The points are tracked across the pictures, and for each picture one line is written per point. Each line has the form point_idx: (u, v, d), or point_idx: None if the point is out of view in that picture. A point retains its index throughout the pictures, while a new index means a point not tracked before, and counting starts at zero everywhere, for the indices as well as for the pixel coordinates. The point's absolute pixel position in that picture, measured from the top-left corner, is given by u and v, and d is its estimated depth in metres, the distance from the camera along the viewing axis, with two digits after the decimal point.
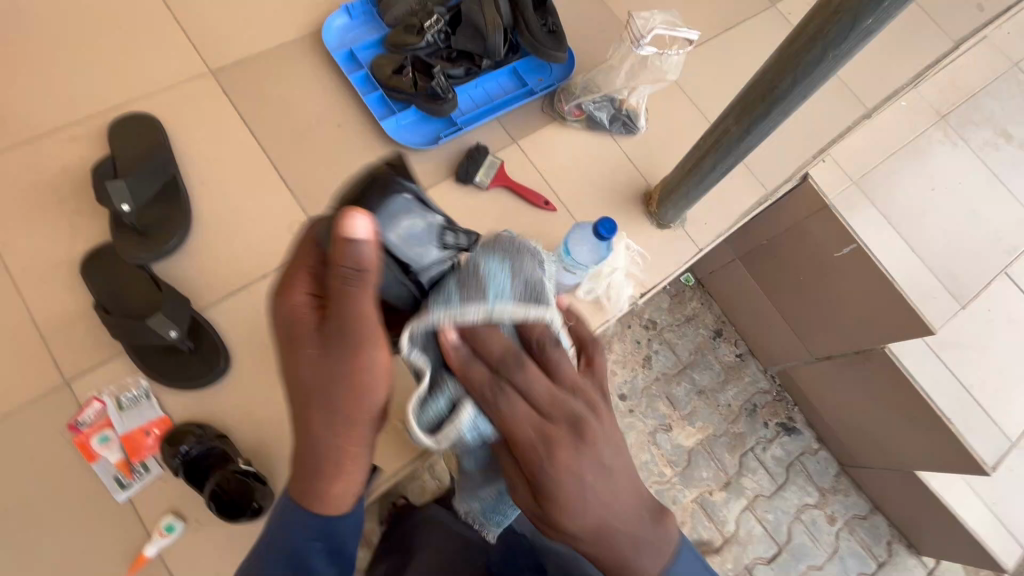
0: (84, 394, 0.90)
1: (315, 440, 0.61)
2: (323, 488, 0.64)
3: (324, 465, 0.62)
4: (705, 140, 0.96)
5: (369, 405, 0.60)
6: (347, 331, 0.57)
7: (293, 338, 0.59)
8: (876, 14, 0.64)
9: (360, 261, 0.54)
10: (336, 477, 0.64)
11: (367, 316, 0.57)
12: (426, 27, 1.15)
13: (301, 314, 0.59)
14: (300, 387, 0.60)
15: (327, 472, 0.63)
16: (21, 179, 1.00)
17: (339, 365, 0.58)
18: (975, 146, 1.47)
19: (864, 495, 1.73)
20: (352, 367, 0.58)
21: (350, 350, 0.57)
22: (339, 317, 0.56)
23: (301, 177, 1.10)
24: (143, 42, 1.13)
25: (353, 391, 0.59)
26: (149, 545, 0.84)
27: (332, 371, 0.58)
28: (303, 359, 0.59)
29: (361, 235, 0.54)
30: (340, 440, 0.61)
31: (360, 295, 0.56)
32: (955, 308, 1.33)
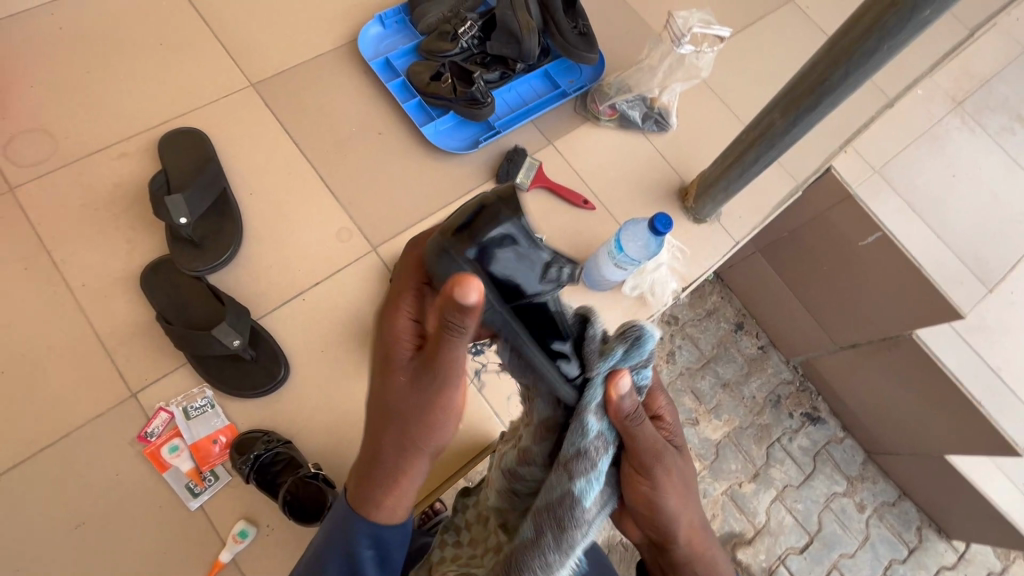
0: (150, 405, 0.92)
1: (384, 455, 0.63)
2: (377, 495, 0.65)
3: (386, 476, 0.64)
4: (749, 133, 0.98)
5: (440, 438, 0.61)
6: (442, 379, 0.55)
7: (387, 358, 0.60)
8: (934, 5, 0.65)
9: (468, 325, 0.48)
10: (392, 490, 0.64)
11: (454, 371, 0.54)
12: (460, 33, 1.18)
13: (403, 342, 0.59)
14: (385, 405, 0.61)
15: (386, 486, 0.64)
16: (76, 196, 1.01)
17: (421, 403, 0.58)
18: (992, 132, 1.50)
19: (891, 481, 1.74)
20: (433, 409, 0.58)
21: (435, 392, 0.56)
22: (435, 365, 0.53)
23: (346, 185, 1.12)
24: (186, 58, 1.15)
25: (432, 423, 0.59)
26: (223, 551, 0.85)
27: (417, 405, 0.58)
28: (392, 381, 0.60)
29: (474, 302, 0.46)
30: (404, 462, 0.63)
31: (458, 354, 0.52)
32: (983, 292, 1.35)
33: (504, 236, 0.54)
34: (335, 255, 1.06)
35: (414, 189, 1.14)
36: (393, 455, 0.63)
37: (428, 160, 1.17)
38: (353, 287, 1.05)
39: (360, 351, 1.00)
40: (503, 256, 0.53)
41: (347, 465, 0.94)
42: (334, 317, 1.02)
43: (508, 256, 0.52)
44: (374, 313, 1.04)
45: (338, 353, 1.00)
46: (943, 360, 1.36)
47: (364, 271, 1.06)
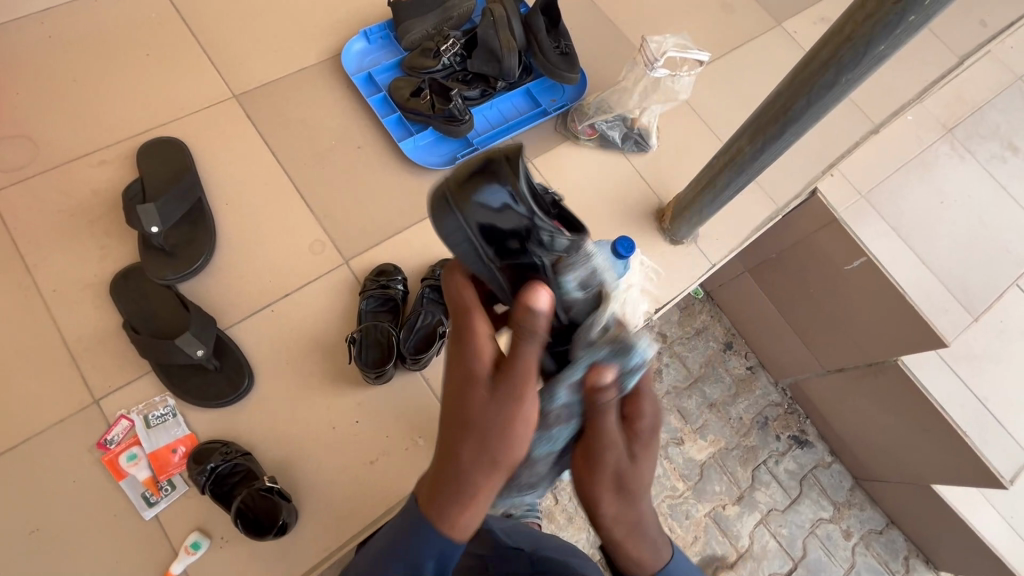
0: (112, 412, 0.92)
1: (459, 480, 0.50)
2: (450, 515, 0.51)
3: (458, 506, 0.50)
4: (718, 157, 0.98)
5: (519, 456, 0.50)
6: (519, 377, 0.49)
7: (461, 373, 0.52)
8: (889, 40, 0.66)
9: (538, 326, 0.49)
10: (464, 513, 0.50)
11: (528, 364, 0.49)
12: (442, 50, 1.19)
13: (481, 351, 0.52)
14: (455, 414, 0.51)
15: (455, 509, 0.50)
16: (53, 202, 1.03)
17: (499, 416, 0.49)
18: (981, 159, 1.49)
19: (880, 508, 1.71)
20: (511, 422, 0.49)
21: (515, 398, 0.49)
22: (512, 364, 0.49)
23: (322, 197, 1.13)
24: (171, 68, 1.17)
25: (510, 441, 0.49)
26: (175, 562, 0.85)
27: (496, 418, 0.49)
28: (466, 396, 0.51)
29: (543, 305, 0.50)
30: (481, 484, 0.50)
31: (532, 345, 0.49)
32: (967, 320, 1.33)
33: (507, 203, 0.60)
34: (308, 267, 1.07)
35: (391, 203, 1.15)
36: (471, 481, 0.50)
37: (406, 175, 1.18)
38: (324, 299, 1.05)
39: (327, 364, 1.01)
40: (487, 209, 0.59)
41: (306, 477, 0.94)
42: (303, 328, 1.02)
43: (496, 211, 0.59)
44: (343, 326, 1.04)
45: (305, 365, 1.00)
46: (925, 388, 1.35)
47: (336, 283, 1.07)
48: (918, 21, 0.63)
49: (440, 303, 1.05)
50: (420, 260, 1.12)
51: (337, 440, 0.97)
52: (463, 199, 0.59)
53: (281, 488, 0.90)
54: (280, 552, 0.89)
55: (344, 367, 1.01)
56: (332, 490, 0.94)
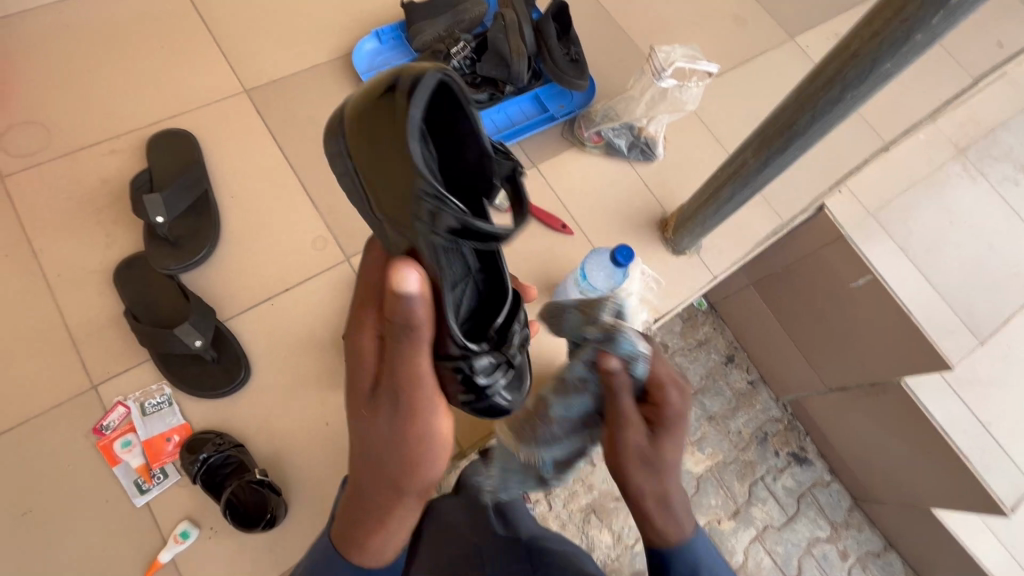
0: (109, 398, 0.93)
1: (372, 481, 0.65)
2: (370, 514, 0.65)
3: (378, 502, 0.65)
4: (722, 170, 0.98)
5: (419, 455, 0.62)
6: (398, 391, 0.59)
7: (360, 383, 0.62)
8: (895, 58, 0.66)
9: (411, 321, 0.54)
10: (382, 509, 0.65)
11: (410, 378, 0.58)
12: (452, 53, 1.20)
13: (368, 367, 0.61)
14: (364, 434, 0.62)
15: (377, 504, 0.65)
16: (62, 188, 1.04)
17: (394, 426, 0.61)
18: (993, 181, 1.47)
19: (878, 530, 1.68)
20: (404, 429, 0.60)
21: (403, 411, 0.59)
22: (389, 383, 0.59)
23: (327, 194, 1.13)
24: (183, 61, 1.18)
25: (406, 446, 0.61)
26: (164, 551, 0.86)
27: (389, 429, 0.61)
28: (367, 410, 0.62)
29: (409, 291, 0.52)
30: (391, 483, 0.64)
31: (407, 358, 0.56)
32: (973, 343, 1.31)
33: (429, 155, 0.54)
34: (310, 262, 1.08)
35: None
36: (382, 480, 0.64)
37: None
38: (324, 295, 1.06)
39: (324, 360, 1.01)
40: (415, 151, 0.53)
41: (298, 472, 0.94)
42: (302, 324, 1.03)
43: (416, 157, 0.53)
44: (342, 322, 1.05)
45: (302, 359, 1.01)
46: (927, 409, 1.33)
47: (337, 280, 1.08)
48: (923, 42, 0.63)
49: None
50: None
51: (330, 436, 0.97)
52: (376, 133, 0.55)
53: (272, 482, 0.90)
54: (269, 545, 0.89)
55: (340, 364, 1.02)
56: (324, 485, 0.94)
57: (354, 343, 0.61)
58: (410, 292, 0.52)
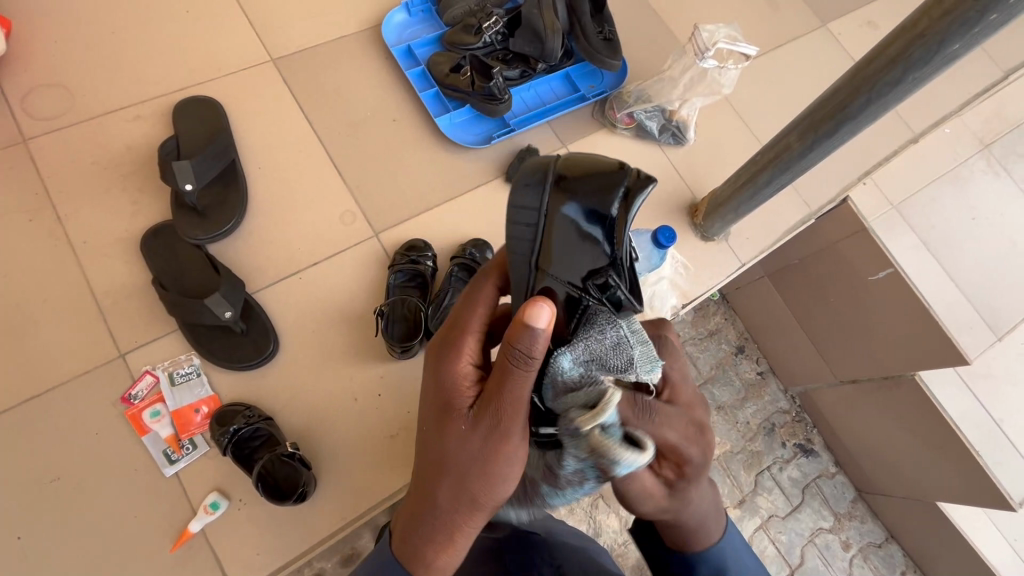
0: (138, 367, 0.92)
1: (434, 514, 0.51)
2: (422, 550, 0.52)
3: (438, 544, 0.51)
4: (763, 154, 0.96)
5: (493, 491, 0.50)
6: (501, 413, 0.48)
7: (444, 402, 0.52)
8: (963, 40, 0.64)
9: (532, 351, 0.46)
10: (442, 551, 0.52)
11: (512, 401, 0.48)
12: (484, 28, 1.17)
13: (464, 385, 0.52)
14: (435, 455, 0.51)
15: (430, 539, 0.51)
16: (87, 154, 1.02)
17: (475, 457, 0.49)
18: (1018, 179, 1.43)
19: (880, 522, 1.65)
20: (490, 458, 0.49)
21: (494, 439, 0.48)
22: (493, 399, 0.48)
23: (355, 168, 1.11)
24: (210, 28, 1.15)
25: (488, 479, 0.49)
26: (194, 520, 0.85)
27: (472, 456, 0.49)
28: (449, 429, 0.51)
29: (543, 323, 0.45)
30: (454, 519, 0.51)
31: (510, 378, 0.47)
32: (991, 339, 1.30)
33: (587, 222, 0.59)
34: (338, 237, 1.06)
35: (422, 179, 1.13)
36: (445, 516, 0.51)
37: (440, 152, 1.16)
38: (352, 271, 1.05)
39: (352, 336, 1.00)
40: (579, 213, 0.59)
41: (325, 447, 0.94)
42: (328, 299, 1.02)
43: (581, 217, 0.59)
44: (371, 298, 1.04)
45: (329, 334, 1.00)
46: (940, 404, 1.32)
47: (364, 256, 1.06)
48: (999, 22, 0.61)
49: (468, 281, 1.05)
50: (449, 239, 1.11)
51: (357, 412, 0.96)
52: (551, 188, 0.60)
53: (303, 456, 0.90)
54: (298, 518, 0.89)
55: (369, 340, 1.01)
56: (351, 462, 0.94)
57: (452, 358, 0.53)
58: (543, 328, 0.45)
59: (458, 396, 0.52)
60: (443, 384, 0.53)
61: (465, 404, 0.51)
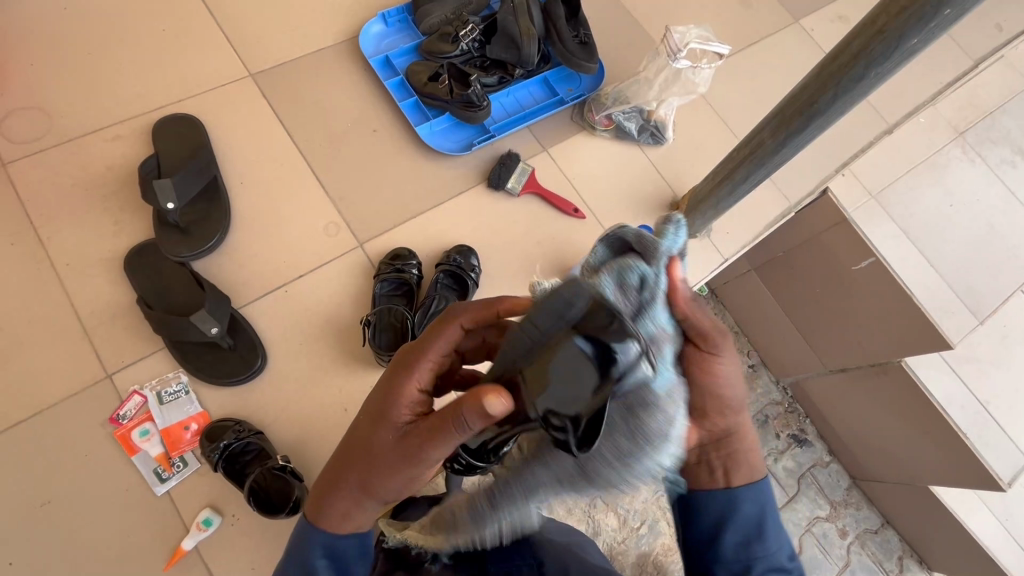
0: (125, 388, 0.92)
1: (340, 489, 0.56)
2: (325, 506, 0.58)
3: (339, 507, 0.57)
4: (739, 151, 0.98)
5: (392, 491, 0.54)
6: (420, 447, 0.50)
7: (385, 407, 0.55)
8: (922, 34, 0.66)
9: (472, 424, 0.45)
10: (339, 515, 0.57)
11: (428, 444, 0.50)
12: (461, 35, 1.17)
13: (405, 404, 0.54)
14: (362, 444, 0.55)
15: (332, 502, 0.57)
16: (66, 175, 1.02)
17: (388, 465, 0.53)
18: (991, 163, 1.45)
19: (875, 508, 1.66)
20: (398, 472, 0.53)
21: (403, 461, 0.52)
22: (419, 431, 0.51)
23: (337, 180, 1.12)
24: (186, 45, 1.15)
25: (390, 485, 0.54)
26: (186, 539, 0.85)
27: (387, 462, 0.53)
28: (379, 431, 0.54)
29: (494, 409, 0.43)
30: (356, 496, 0.56)
31: (433, 426, 0.49)
32: (973, 323, 1.31)
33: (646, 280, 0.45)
34: (323, 249, 1.07)
35: (406, 188, 1.14)
36: (349, 490, 0.56)
37: (422, 160, 1.17)
38: (338, 283, 1.05)
39: (341, 347, 1.01)
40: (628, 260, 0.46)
41: (317, 458, 0.94)
42: (317, 310, 1.02)
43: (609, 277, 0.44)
44: (358, 309, 1.04)
45: (317, 346, 1.00)
46: (927, 389, 1.33)
47: (350, 266, 1.07)
48: (953, 16, 0.63)
49: (455, 288, 1.06)
50: (435, 247, 1.12)
51: (349, 422, 0.97)
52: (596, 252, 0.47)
53: (294, 468, 0.91)
54: (290, 530, 0.89)
55: (356, 350, 1.01)
56: None
57: (407, 372, 0.55)
58: (491, 415, 0.43)
59: (397, 410, 0.54)
60: (391, 390, 0.55)
61: (402, 419, 0.54)
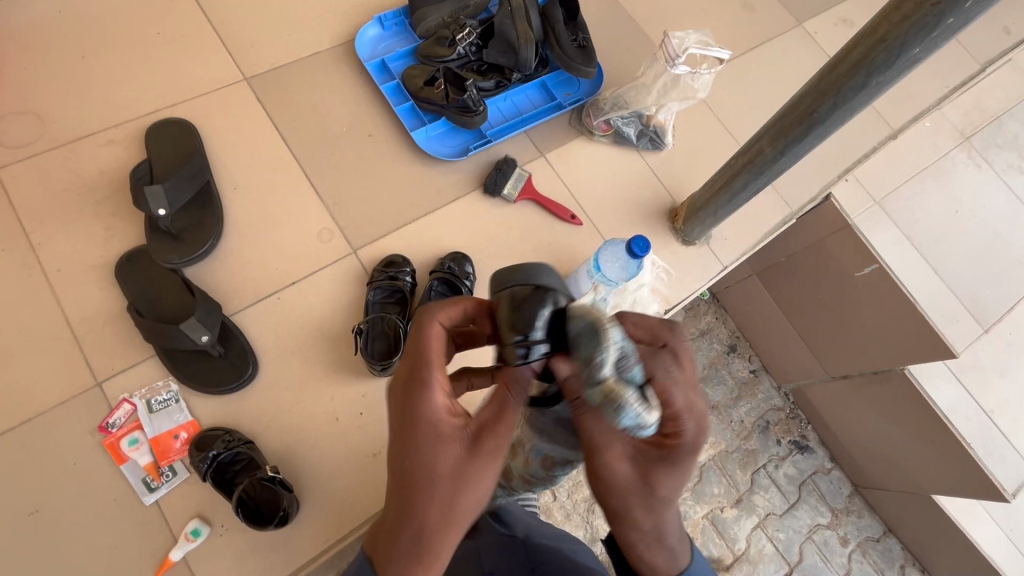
0: (115, 396, 0.91)
1: (423, 529, 0.50)
2: (407, 564, 0.50)
3: (424, 555, 0.50)
4: (737, 159, 0.96)
5: (479, 506, 0.51)
6: (497, 433, 0.50)
7: (431, 430, 0.50)
8: (924, 43, 0.64)
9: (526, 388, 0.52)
10: (430, 564, 0.50)
11: (506, 429, 0.51)
12: (457, 39, 1.15)
13: (449, 412, 0.51)
14: (428, 477, 0.50)
15: (416, 553, 0.49)
16: (58, 181, 1.01)
17: (469, 473, 0.50)
18: (998, 169, 1.42)
19: (877, 516, 1.64)
20: (481, 471, 0.50)
21: (489, 457, 0.50)
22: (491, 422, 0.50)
23: (331, 185, 1.11)
24: (180, 49, 1.14)
25: (476, 492, 0.50)
26: (175, 549, 0.85)
27: (468, 472, 0.50)
28: (444, 452, 0.50)
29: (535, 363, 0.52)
30: (442, 533, 0.50)
31: (504, 407, 0.51)
32: (978, 331, 1.29)
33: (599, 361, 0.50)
34: (316, 256, 1.06)
35: (401, 193, 1.13)
36: (433, 527, 0.50)
37: (417, 165, 1.16)
38: (331, 289, 1.04)
39: (333, 354, 1.00)
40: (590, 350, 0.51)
41: (307, 466, 0.93)
42: (309, 318, 1.01)
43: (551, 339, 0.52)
44: (351, 316, 1.03)
45: (309, 354, 0.99)
46: (931, 398, 1.30)
47: (343, 273, 1.06)
48: (956, 26, 0.61)
49: (449, 295, 1.05)
50: (428, 252, 1.11)
51: (340, 431, 0.96)
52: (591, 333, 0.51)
53: (284, 479, 0.89)
54: (279, 540, 0.88)
55: (348, 358, 1.00)
56: (333, 483, 0.93)
57: (433, 388, 0.51)
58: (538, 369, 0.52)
59: (446, 423, 0.51)
60: (428, 411, 0.51)
61: (454, 429, 0.51)
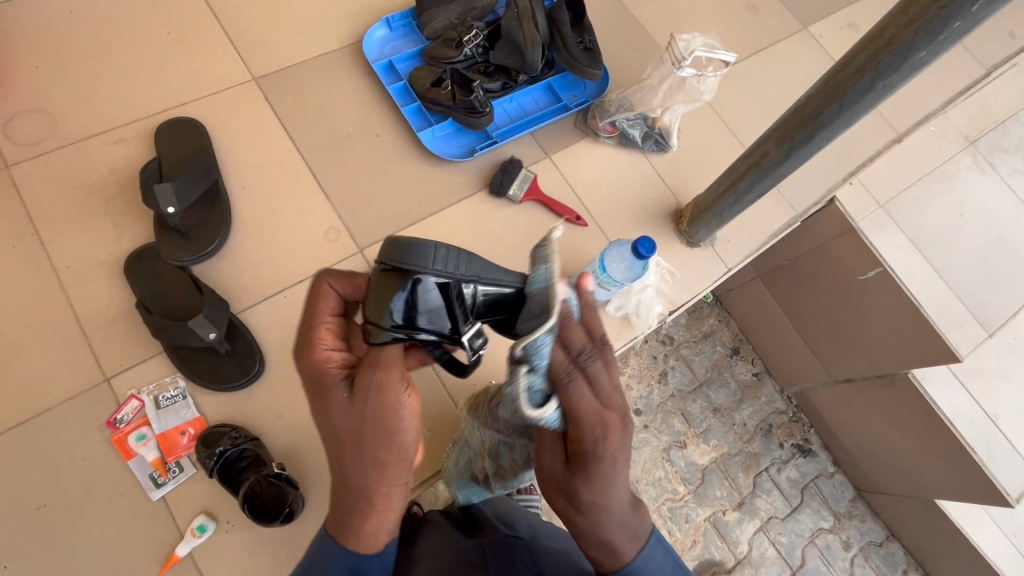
0: (123, 392, 0.92)
1: (348, 478, 0.57)
2: (354, 520, 0.57)
3: (358, 499, 0.57)
4: (742, 162, 0.97)
5: (398, 448, 0.56)
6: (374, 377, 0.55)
7: (321, 388, 0.58)
8: (930, 47, 0.65)
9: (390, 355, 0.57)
10: (367, 511, 0.57)
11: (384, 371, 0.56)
12: (464, 41, 1.16)
13: (329, 367, 0.59)
14: (333, 432, 0.57)
15: (361, 506, 0.57)
16: (68, 178, 1.02)
17: (358, 417, 0.55)
18: (1003, 173, 1.43)
19: (880, 520, 1.63)
20: (375, 413, 0.55)
21: (375, 398, 0.55)
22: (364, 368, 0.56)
23: (337, 185, 1.11)
24: (190, 49, 1.15)
25: (383, 438, 0.55)
26: (181, 545, 0.85)
27: (360, 420, 0.55)
28: (333, 404, 0.57)
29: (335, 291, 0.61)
30: (373, 481, 0.56)
31: (386, 352, 0.57)
32: (982, 336, 1.29)
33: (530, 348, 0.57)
34: (323, 254, 1.06)
35: (407, 194, 1.14)
36: (354, 474, 0.56)
37: (423, 166, 1.16)
38: None
39: None
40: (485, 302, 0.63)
41: (312, 463, 0.94)
42: None
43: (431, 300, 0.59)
44: None
45: None
46: (934, 402, 1.30)
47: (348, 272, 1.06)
48: (962, 30, 0.62)
49: None
50: None
51: None
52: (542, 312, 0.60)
53: (290, 476, 0.90)
54: (284, 537, 0.89)
55: None
56: None
57: (310, 352, 0.59)
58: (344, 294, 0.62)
59: (327, 378, 0.58)
60: (312, 371, 0.59)
61: (337, 385, 0.58)
